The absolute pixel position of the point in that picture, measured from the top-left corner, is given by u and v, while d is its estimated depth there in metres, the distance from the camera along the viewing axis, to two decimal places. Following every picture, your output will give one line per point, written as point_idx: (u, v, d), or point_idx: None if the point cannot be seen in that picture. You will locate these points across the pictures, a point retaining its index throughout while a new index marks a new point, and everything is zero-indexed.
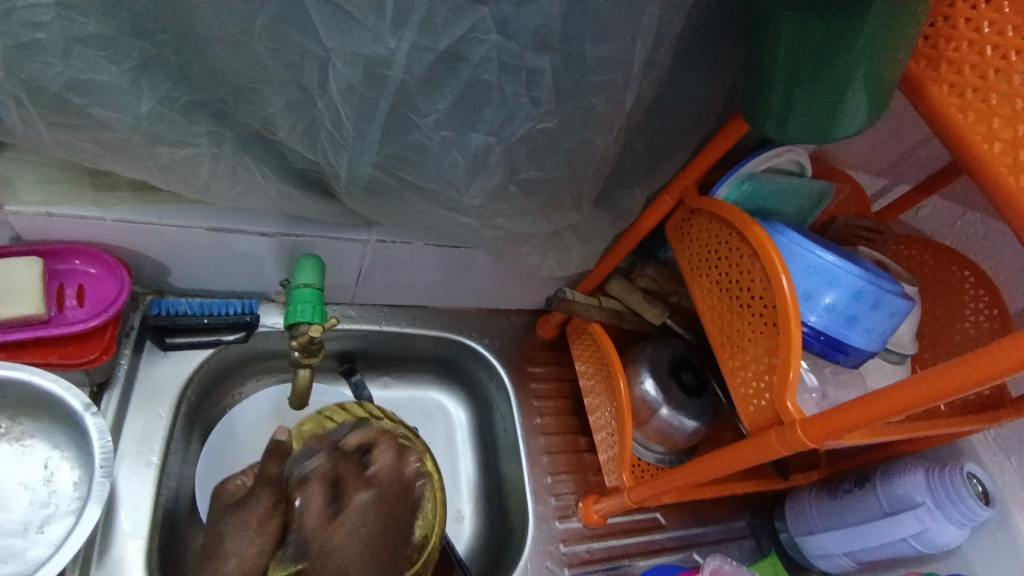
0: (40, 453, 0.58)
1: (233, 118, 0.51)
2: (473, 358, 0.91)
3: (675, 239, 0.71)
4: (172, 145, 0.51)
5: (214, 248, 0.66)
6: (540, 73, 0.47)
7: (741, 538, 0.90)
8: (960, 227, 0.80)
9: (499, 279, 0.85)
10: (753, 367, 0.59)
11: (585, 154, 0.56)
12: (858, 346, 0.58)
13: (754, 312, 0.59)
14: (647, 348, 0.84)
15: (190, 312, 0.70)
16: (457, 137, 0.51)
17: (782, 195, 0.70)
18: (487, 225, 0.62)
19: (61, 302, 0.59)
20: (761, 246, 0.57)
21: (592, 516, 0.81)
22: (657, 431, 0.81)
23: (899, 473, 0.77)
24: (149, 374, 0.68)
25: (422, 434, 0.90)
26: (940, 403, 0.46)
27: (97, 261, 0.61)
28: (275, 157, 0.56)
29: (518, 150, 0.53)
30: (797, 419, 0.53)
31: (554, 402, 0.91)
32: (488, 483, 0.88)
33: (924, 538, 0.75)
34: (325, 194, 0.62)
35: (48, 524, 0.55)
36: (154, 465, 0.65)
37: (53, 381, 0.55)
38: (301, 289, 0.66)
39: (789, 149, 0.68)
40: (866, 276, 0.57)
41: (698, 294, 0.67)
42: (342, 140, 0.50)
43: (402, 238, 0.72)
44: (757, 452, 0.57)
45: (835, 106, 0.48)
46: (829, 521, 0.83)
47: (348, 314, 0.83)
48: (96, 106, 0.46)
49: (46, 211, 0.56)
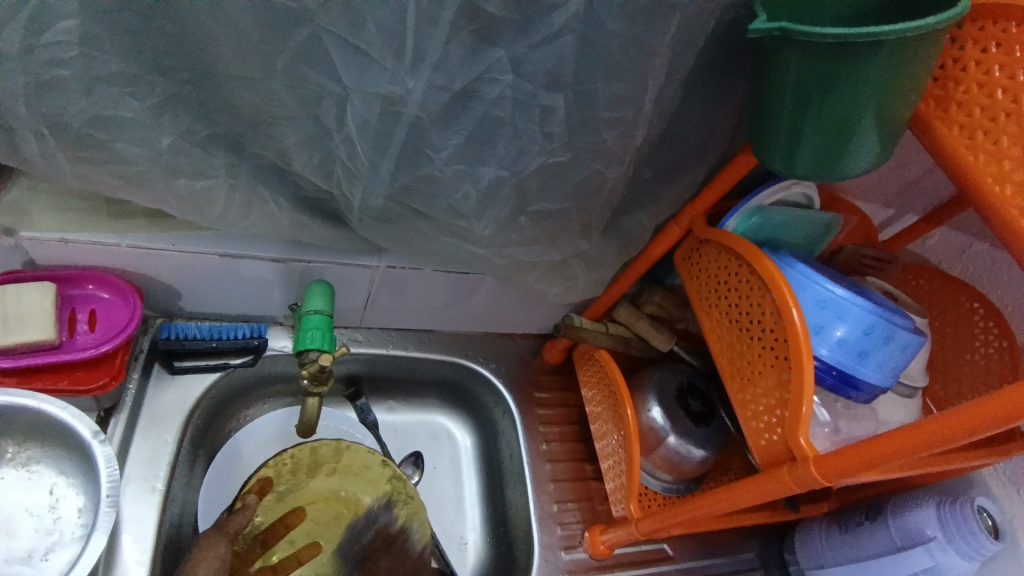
0: (47, 480, 0.57)
1: (250, 150, 0.52)
2: (478, 382, 0.90)
3: (684, 268, 0.71)
4: (190, 177, 0.51)
5: (226, 273, 0.67)
6: (553, 110, 0.48)
7: (750, 569, 0.88)
8: (968, 256, 0.80)
9: (507, 303, 0.86)
10: (764, 400, 0.58)
11: (595, 186, 0.57)
12: (870, 380, 0.58)
13: (764, 344, 0.59)
14: (654, 375, 0.84)
15: (199, 335, 0.70)
16: (469, 171, 0.51)
17: (789, 225, 0.70)
18: (496, 254, 0.63)
19: (73, 327, 0.60)
20: (771, 279, 0.57)
21: (598, 547, 0.80)
22: (665, 460, 0.80)
23: (910, 505, 0.76)
24: (155, 400, 0.68)
25: (427, 458, 0.89)
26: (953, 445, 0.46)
27: (110, 286, 0.61)
28: (289, 186, 0.57)
29: (529, 182, 0.54)
30: (810, 456, 0.52)
31: (560, 428, 0.90)
32: (492, 510, 0.87)
33: (936, 573, 0.73)
34: (337, 222, 0.63)
35: (53, 552, 0.54)
36: (158, 492, 0.64)
37: (62, 408, 0.55)
38: (311, 315, 0.66)
39: (797, 182, 0.68)
40: (877, 310, 0.56)
41: (706, 325, 0.67)
42: (357, 173, 0.51)
43: (411, 265, 0.73)
44: (769, 488, 0.56)
45: (845, 145, 0.49)
46: (840, 554, 0.82)
47: (355, 337, 0.83)
48: (117, 141, 0.47)
49: (61, 237, 0.57)
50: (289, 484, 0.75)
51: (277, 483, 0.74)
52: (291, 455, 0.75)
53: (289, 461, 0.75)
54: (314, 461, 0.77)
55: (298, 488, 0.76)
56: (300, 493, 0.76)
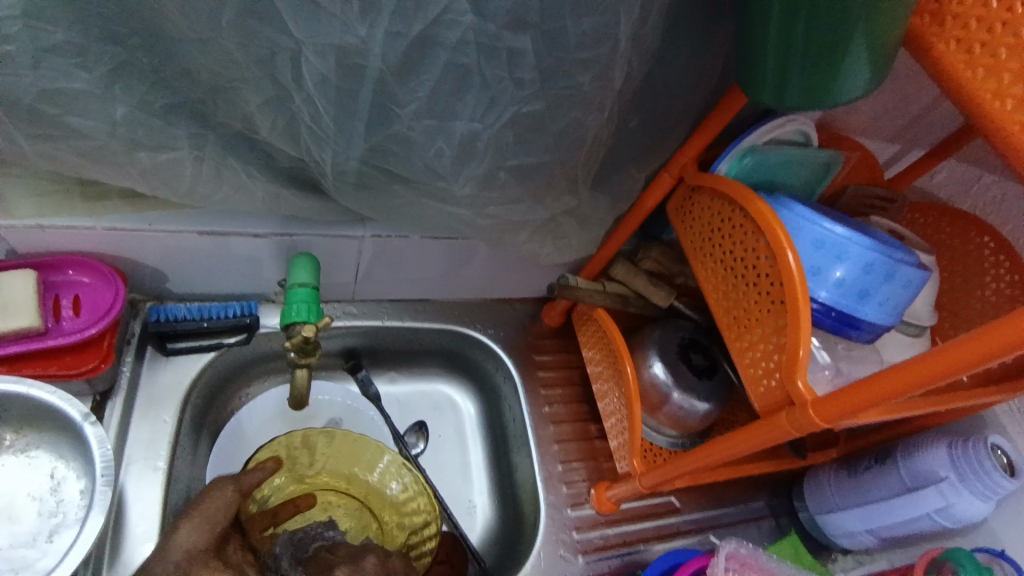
0: (46, 464, 0.58)
1: (213, 119, 0.50)
2: (478, 349, 0.90)
3: (677, 218, 0.69)
4: (152, 150, 0.50)
5: (211, 251, 0.66)
6: (521, 53, 0.45)
7: (759, 518, 0.89)
8: (977, 190, 0.76)
9: (501, 268, 0.84)
10: (761, 347, 0.57)
11: (577, 136, 0.55)
12: (871, 320, 0.56)
13: (760, 290, 0.57)
14: (655, 332, 0.82)
15: (189, 317, 0.70)
16: (440, 126, 0.49)
17: (785, 165, 0.67)
18: (480, 215, 0.61)
19: (58, 313, 0.60)
20: (765, 222, 0.55)
21: (605, 503, 0.80)
22: (669, 416, 0.79)
23: (921, 446, 0.75)
24: (151, 382, 0.68)
25: (431, 427, 0.89)
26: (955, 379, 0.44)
27: (90, 269, 0.61)
28: (261, 157, 0.55)
29: (504, 135, 0.51)
30: (809, 400, 0.51)
31: (562, 389, 0.90)
32: (499, 473, 0.88)
33: (948, 513, 0.72)
34: (315, 191, 0.62)
35: (56, 534, 0.55)
36: (161, 470, 0.65)
37: (52, 393, 0.55)
38: (296, 288, 0.65)
39: (793, 117, 0.65)
40: (878, 247, 0.54)
41: (702, 275, 0.65)
42: (324, 136, 0.50)
43: (398, 232, 0.71)
44: (768, 435, 0.55)
45: (836, 69, 0.46)
46: (849, 499, 0.81)
47: (349, 311, 0.82)
48: (70, 115, 0.45)
49: (36, 223, 0.56)
50: (299, 466, 0.77)
51: (288, 465, 0.76)
52: (303, 434, 0.76)
53: (299, 445, 0.76)
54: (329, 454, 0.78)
55: (308, 474, 0.77)
56: (310, 478, 0.77)
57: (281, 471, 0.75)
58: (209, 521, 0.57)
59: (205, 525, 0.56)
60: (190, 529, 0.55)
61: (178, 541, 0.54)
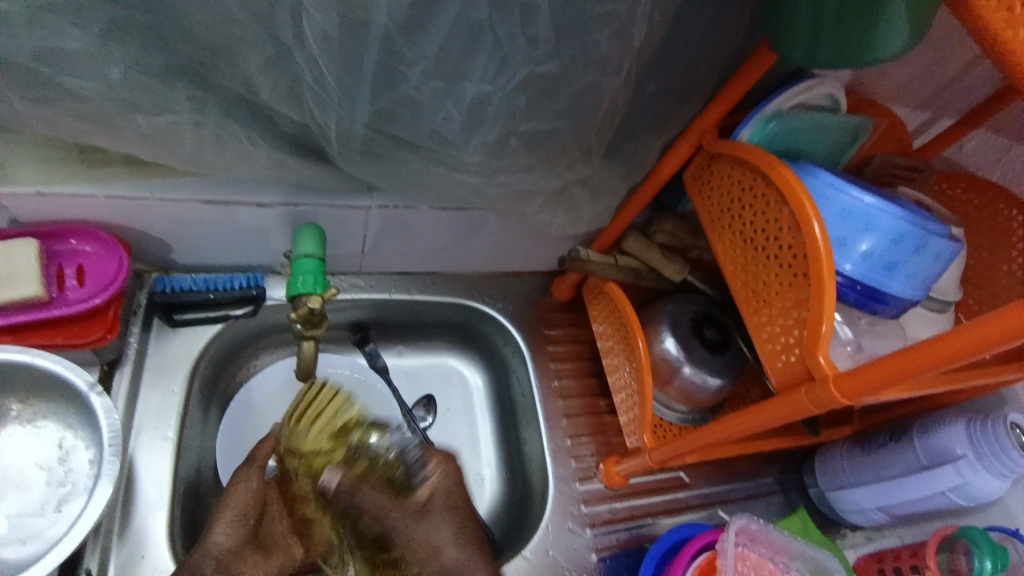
0: (55, 434, 0.58)
1: (212, 82, 0.48)
2: (487, 323, 0.88)
3: (694, 188, 0.66)
4: (149, 113, 0.48)
5: (215, 222, 0.64)
6: (536, 8, 0.42)
7: (768, 493, 0.88)
8: (1007, 161, 0.72)
9: (511, 240, 0.83)
10: (781, 322, 0.55)
11: (593, 102, 0.52)
12: (897, 294, 0.54)
13: (782, 263, 0.54)
14: (667, 307, 0.80)
15: (196, 287, 0.69)
16: (449, 88, 0.47)
17: (809, 132, 0.64)
18: (491, 183, 0.60)
19: (62, 283, 0.59)
20: (789, 190, 0.52)
21: (614, 477, 0.79)
22: (680, 391, 0.78)
23: (939, 424, 0.73)
24: (159, 353, 0.68)
25: (439, 400, 0.89)
26: (983, 356, 0.42)
27: (94, 239, 0.60)
28: (263, 122, 0.53)
29: (517, 99, 0.49)
30: (830, 375, 0.49)
31: (572, 364, 0.88)
32: (507, 446, 0.88)
33: (964, 491, 0.71)
34: (320, 159, 0.60)
35: (64, 504, 0.56)
36: (171, 440, 0.65)
37: (56, 362, 0.55)
38: (303, 259, 0.63)
39: (821, 80, 0.61)
40: (908, 217, 0.52)
41: (719, 248, 0.63)
42: (328, 99, 0.47)
43: (405, 202, 0.69)
44: (784, 411, 0.53)
45: (873, 26, 0.42)
46: (861, 475, 0.80)
47: (356, 283, 0.81)
48: (64, 76, 0.43)
49: (38, 191, 0.55)
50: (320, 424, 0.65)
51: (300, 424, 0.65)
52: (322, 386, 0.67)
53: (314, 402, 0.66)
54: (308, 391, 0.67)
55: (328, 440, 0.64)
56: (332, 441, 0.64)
57: (306, 427, 0.64)
58: (239, 510, 0.57)
59: (236, 513, 0.57)
60: (222, 527, 0.55)
61: (214, 538, 0.54)
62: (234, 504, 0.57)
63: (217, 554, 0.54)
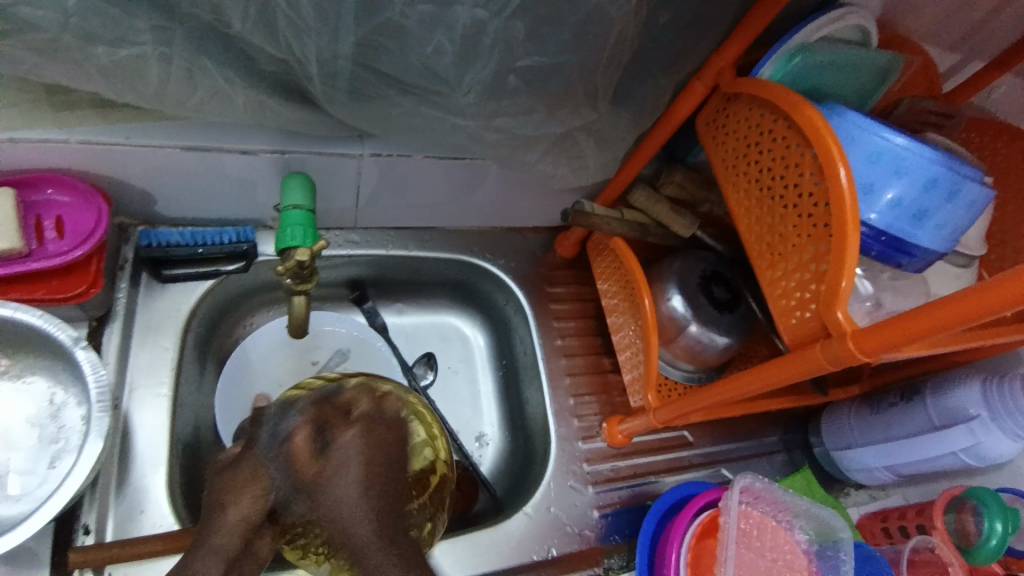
0: (44, 390, 0.57)
1: (180, 9, 0.43)
2: (486, 279, 0.85)
3: (708, 134, 0.62)
4: (110, 45, 0.44)
5: (200, 171, 0.61)
6: None
7: (772, 453, 0.87)
8: None
9: (512, 193, 0.79)
10: (797, 276, 0.51)
11: (596, 30, 0.49)
12: (925, 246, 0.50)
13: (802, 212, 0.51)
14: (675, 263, 0.77)
15: (182, 242, 0.66)
16: (438, 13, 0.44)
17: (837, 69, 0.59)
18: (487, 126, 0.56)
19: (41, 235, 0.56)
20: (814, 131, 0.48)
21: (616, 436, 0.78)
22: (685, 349, 0.76)
23: (953, 383, 0.71)
24: (147, 309, 0.66)
25: (440, 358, 0.88)
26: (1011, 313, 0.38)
27: (71, 189, 0.57)
28: (239, 58, 0.49)
29: (514, 25, 0.47)
30: (848, 332, 0.46)
31: (576, 322, 0.86)
32: (509, 406, 0.87)
33: (976, 452, 0.69)
34: (305, 101, 0.56)
35: (59, 460, 0.56)
36: (164, 397, 0.64)
37: (38, 317, 0.53)
38: (290, 210, 0.60)
39: (850, 10, 0.56)
40: (943, 160, 0.47)
41: (734, 199, 0.59)
42: (305, 27, 0.44)
43: (399, 150, 0.65)
44: (796, 371, 0.51)
45: None
46: (869, 436, 0.79)
47: (351, 239, 0.78)
48: (22, 5, 0.40)
49: (8, 137, 0.51)
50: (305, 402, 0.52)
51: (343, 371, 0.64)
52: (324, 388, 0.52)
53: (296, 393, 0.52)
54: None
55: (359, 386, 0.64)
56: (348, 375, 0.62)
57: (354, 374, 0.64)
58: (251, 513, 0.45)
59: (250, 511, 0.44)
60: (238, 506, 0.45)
61: (233, 514, 0.45)
62: (256, 480, 0.46)
63: (239, 529, 0.45)
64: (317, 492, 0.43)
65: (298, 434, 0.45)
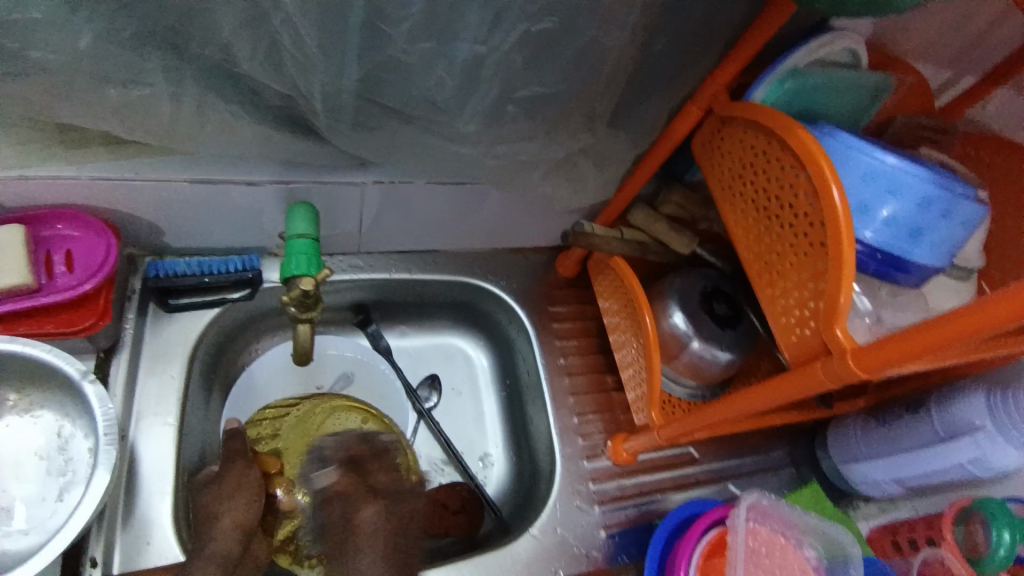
0: (51, 423, 0.58)
1: (190, 50, 0.44)
2: (489, 300, 0.86)
3: (704, 155, 0.63)
4: (122, 85, 0.45)
5: (207, 202, 0.62)
6: None
7: (778, 468, 0.87)
8: None
9: (513, 215, 0.80)
10: (796, 294, 0.52)
11: (592, 60, 0.51)
12: (921, 261, 0.51)
13: (799, 232, 0.52)
14: (676, 281, 0.78)
15: (190, 271, 0.67)
16: (440, 48, 0.46)
17: (829, 90, 0.60)
18: (488, 153, 0.58)
19: (51, 269, 0.57)
20: (807, 153, 0.49)
21: (622, 455, 0.78)
22: (688, 365, 0.76)
23: (957, 395, 0.71)
24: (154, 338, 0.67)
25: (444, 379, 0.88)
26: (1007, 329, 0.39)
27: (82, 223, 0.58)
28: (246, 94, 0.50)
29: (513, 58, 0.48)
30: (847, 349, 0.46)
31: (579, 341, 0.87)
32: (514, 426, 0.87)
33: (983, 464, 0.69)
34: (310, 133, 0.57)
35: (66, 493, 0.56)
36: (171, 425, 0.64)
37: (47, 351, 0.54)
38: (296, 240, 0.61)
39: (840, 34, 0.58)
40: (935, 178, 0.48)
41: (732, 218, 0.60)
42: (310, 64, 0.45)
43: (401, 177, 0.66)
44: (798, 388, 0.51)
45: None
46: (875, 449, 0.79)
47: (355, 264, 0.79)
48: (33, 49, 0.41)
49: (20, 174, 0.52)
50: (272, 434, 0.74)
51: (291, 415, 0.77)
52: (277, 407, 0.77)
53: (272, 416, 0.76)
54: (280, 404, 0.77)
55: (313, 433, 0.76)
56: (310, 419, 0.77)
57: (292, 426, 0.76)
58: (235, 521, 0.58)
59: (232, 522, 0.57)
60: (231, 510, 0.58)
61: (227, 519, 0.57)
62: (242, 491, 0.60)
63: (235, 532, 0.57)
64: (349, 520, 0.59)
65: (336, 497, 0.61)
